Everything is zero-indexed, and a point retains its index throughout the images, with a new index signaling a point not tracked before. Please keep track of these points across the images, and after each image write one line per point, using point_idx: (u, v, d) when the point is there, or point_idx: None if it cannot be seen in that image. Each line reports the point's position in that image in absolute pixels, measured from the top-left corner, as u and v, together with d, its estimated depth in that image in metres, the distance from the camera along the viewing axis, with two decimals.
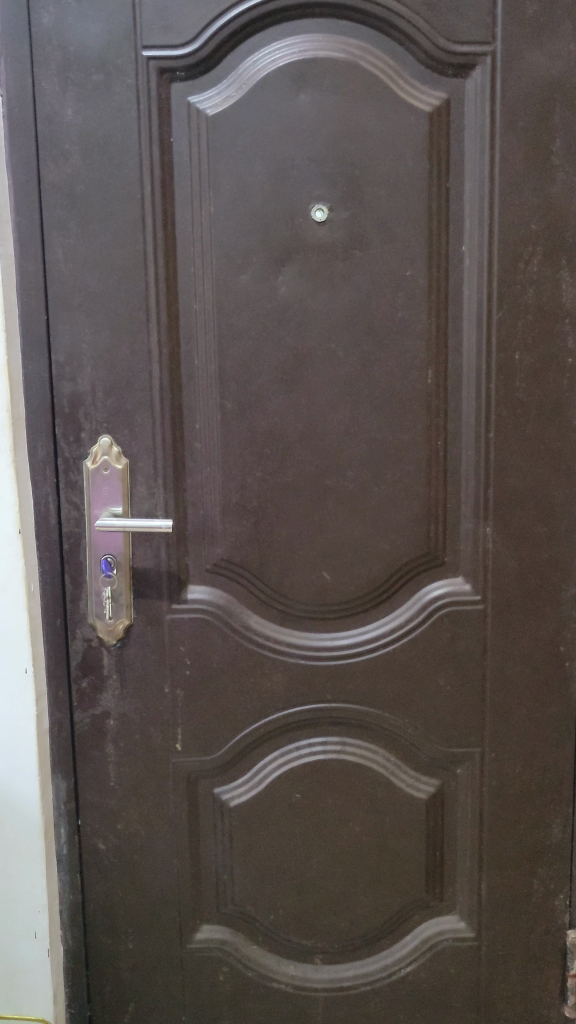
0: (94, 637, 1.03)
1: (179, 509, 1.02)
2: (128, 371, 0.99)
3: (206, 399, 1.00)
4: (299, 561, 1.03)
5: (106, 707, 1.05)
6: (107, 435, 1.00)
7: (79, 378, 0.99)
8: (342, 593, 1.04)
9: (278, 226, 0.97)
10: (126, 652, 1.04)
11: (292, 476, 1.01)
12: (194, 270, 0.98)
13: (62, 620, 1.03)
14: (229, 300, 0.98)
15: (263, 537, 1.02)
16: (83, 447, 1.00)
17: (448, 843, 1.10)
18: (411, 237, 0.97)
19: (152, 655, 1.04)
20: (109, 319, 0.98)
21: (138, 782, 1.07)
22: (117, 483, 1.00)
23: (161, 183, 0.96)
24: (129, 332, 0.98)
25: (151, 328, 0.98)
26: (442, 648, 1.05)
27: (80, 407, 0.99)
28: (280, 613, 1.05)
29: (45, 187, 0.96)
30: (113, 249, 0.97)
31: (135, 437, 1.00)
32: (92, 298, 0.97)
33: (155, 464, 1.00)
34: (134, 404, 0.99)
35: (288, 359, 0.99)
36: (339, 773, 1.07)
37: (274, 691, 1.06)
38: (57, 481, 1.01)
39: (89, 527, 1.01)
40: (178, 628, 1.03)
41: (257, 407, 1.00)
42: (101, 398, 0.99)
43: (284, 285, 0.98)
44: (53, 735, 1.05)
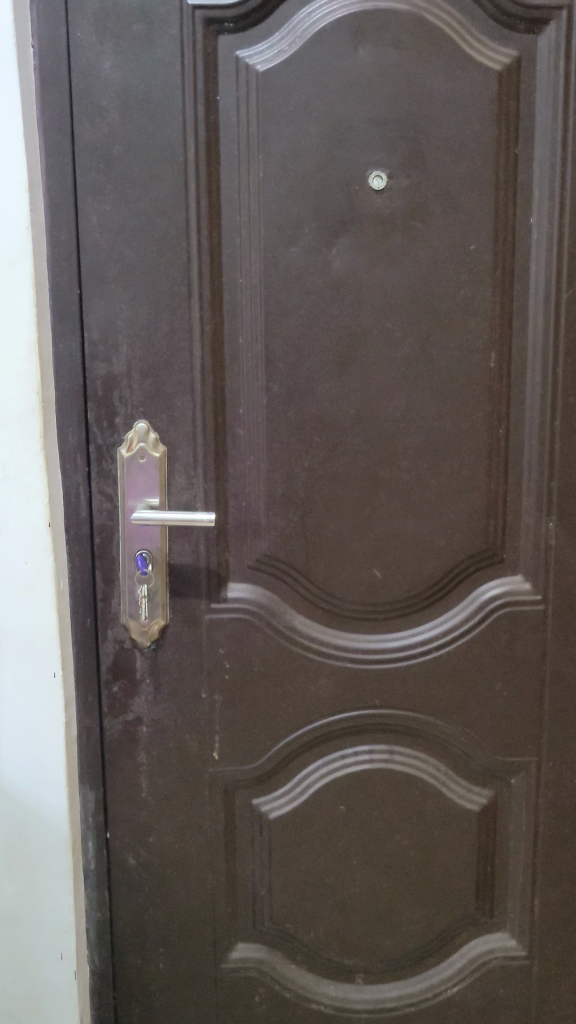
0: (127, 638, 0.96)
1: (220, 501, 0.94)
2: (166, 352, 0.91)
3: (250, 382, 0.92)
4: (348, 558, 0.96)
5: (138, 712, 0.98)
6: (144, 420, 0.92)
7: (114, 359, 0.91)
8: (393, 592, 0.97)
9: (333, 194, 0.89)
10: (161, 655, 0.97)
11: (343, 466, 0.94)
12: (240, 242, 0.90)
13: (92, 620, 0.95)
14: (279, 275, 0.90)
15: (310, 532, 0.95)
16: (117, 433, 0.93)
17: (500, 857, 1.03)
18: (476, 208, 0.90)
19: (189, 656, 0.97)
20: (147, 295, 0.90)
21: (171, 793, 1.00)
22: (154, 473, 0.93)
23: (205, 146, 0.88)
24: (169, 310, 0.90)
25: (193, 305, 0.90)
26: (499, 651, 0.98)
27: (114, 390, 0.92)
28: (327, 613, 0.97)
29: (79, 149, 0.87)
30: (153, 218, 0.89)
31: (173, 423, 0.92)
32: (130, 272, 0.90)
33: (195, 453, 0.93)
34: (173, 387, 0.92)
35: (340, 339, 0.91)
36: (387, 783, 1.01)
37: (318, 696, 0.99)
38: (89, 471, 0.93)
39: (123, 519, 0.93)
40: (216, 628, 0.96)
41: (306, 392, 0.92)
42: (137, 380, 0.92)
43: (338, 259, 0.90)
44: (81, 743, 0.97)
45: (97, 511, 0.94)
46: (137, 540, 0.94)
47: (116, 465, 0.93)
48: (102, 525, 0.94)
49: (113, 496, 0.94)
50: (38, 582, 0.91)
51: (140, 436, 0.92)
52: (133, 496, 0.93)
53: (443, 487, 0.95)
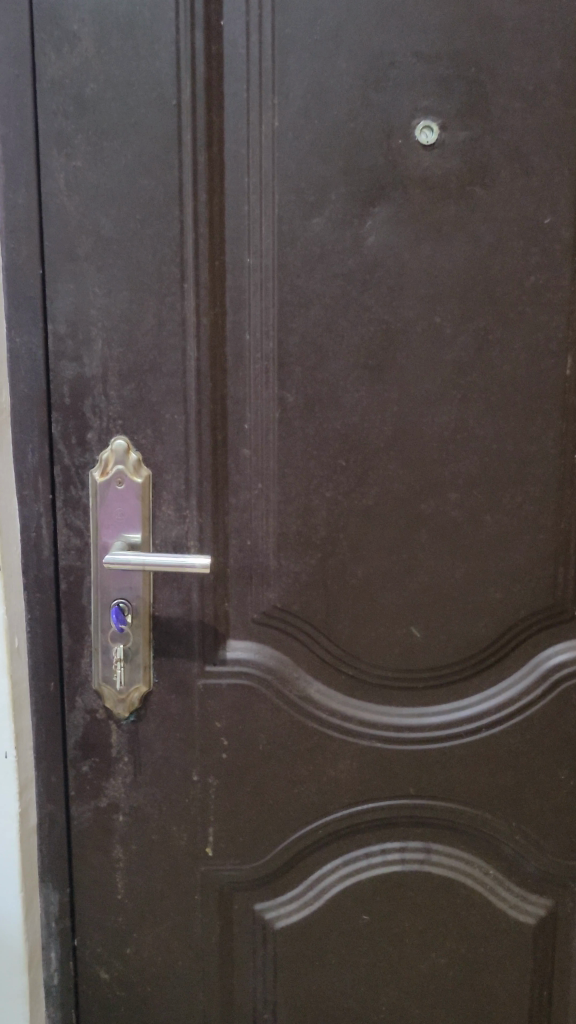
0: (100, 708, 0.77)
1: (218, 540, 0.75)
2: (152, 350, 0.71)
3: (259, 390, 0.73)
4: (379, 613, 0.76)
5: (113, 798, 0.79)
6: (123, 436, 0.73)
7: (87, 359, 0.72)
8: (435, 656, 0.77)
9: (368, 150, 0.69)
10: (142, 729, 0.77)
11: (374, 499, 0.74)
12: (249, 209, 0.70)
13: (57, 684, 0.76)
14: (297, 254, 0.70)
15: (332, 579, 0.75)
16: (89, 451, 0.73)
17: (559, 980, 0.84)
18: (553, 170, 0.69)
19: (177, 731, 0.78)
20: (128, 277, 0.70)
21: (154, 897, 0.80)
22: (135, 502, 0.73)
23: (205, 84, 0.68)
24: (156, 297, 0.71)
25: (187, 291, 0.71)
26: (565, 732, 0.78)
27: (86, 398, 0.72)
28: (350, 680, 0.78)
29: (42, 88, 0.68)
30: (136, 179, 0.69)
31: (160, 441, 0.73)
32: (107, 247, 0.70)
33: (187, 479, 0.73)
34: (160, 395, 0.72)
35: (375, 337, 0.72)
36: (422, 889, 0.81)
37: (339, 781, 0.79)
38: (53, 498, 0.74)
39: (96, 560, 0.74)
40: (212, 697, 0.77)
41: (329, 403, 0.72)
42: (115, 386, 0.72)
43: (373, 233, 0.70)
44: (43, 833, 0.79)
45: (63, 549, 0.74)
46: (112, 586, 0.74)
47: (87, 492, 0.74)
48: (69, 567, 0.75)
49: (83, 532, 0.74)
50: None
51: (118, 455, 0.73)
52: (108, 532, 0.74)
53: (501, 526, 0.75)
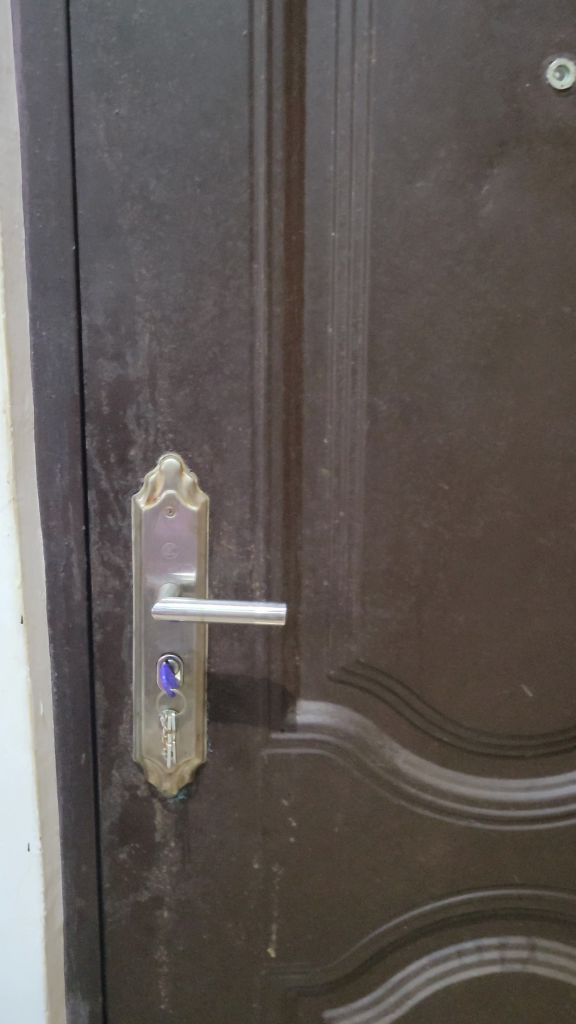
0: (141, 785, 0.63)
1: (288, 580, 0.61)
2: (213, 346, 0.57)
3: (343, 397, 0.59)
4: (484, 668, 0.63)
5: (157, 890, 0.65)
6: (175, 455, 0.59)
7: (130, 357, 0.57)
8: (549, 720, 0.64)
9: (487, 97, 0.55)
10: (193, 808, 0.64)
11: (481, 530, 0.60)
12: (335, 171, 0.56)
13: (90, 756, 0.62)
14: (395, 227, 0.56)
15: (428, 629, 0.62)
16: (131, 473, 0.59)
17: None
18: None
19: (235, 811, 0.64)
20: (184, 256, 0.56)
21: (204, 1007, 0.67)
22: (188, 536, 0.59)
23: (285, 10, 0.53)
24: (218, 281, 0.56)
25: (257, 274, 0.56)
26: None
27: (128, 406, 0.58)
28: (445, 748, 0.64)
29: (77, 13, 0.53)
30: (196, 131, 0.55)
31: (220, 459, 0.59)
32: (158, 218, 0.56)
33: (253, 507, 0.59)
34: (222, 403, 0.58)
35: (488, 331, 0.58)
36: (526, 995, 0.68)
37: (430, 868, 0.66)
38: (87, 531, 0.59)
39: (139, 607, 0.60)
40: (278, 770, 0.63)
41: (430, 412, 0.59)
42: (164, 391, 0.58)
43: (490, 201, 0.56)
44: (71, 933, 0.65)
45: (98, 592, 0.60)
46: (159, 639, 0.60)
47: (127, 523, 0.59)
48: (105, 614, 0.61)
49: (123, 571, 0.60)
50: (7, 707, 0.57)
51: (169, 477, 0.59)
52: (155, 572, 0.59)
53: None
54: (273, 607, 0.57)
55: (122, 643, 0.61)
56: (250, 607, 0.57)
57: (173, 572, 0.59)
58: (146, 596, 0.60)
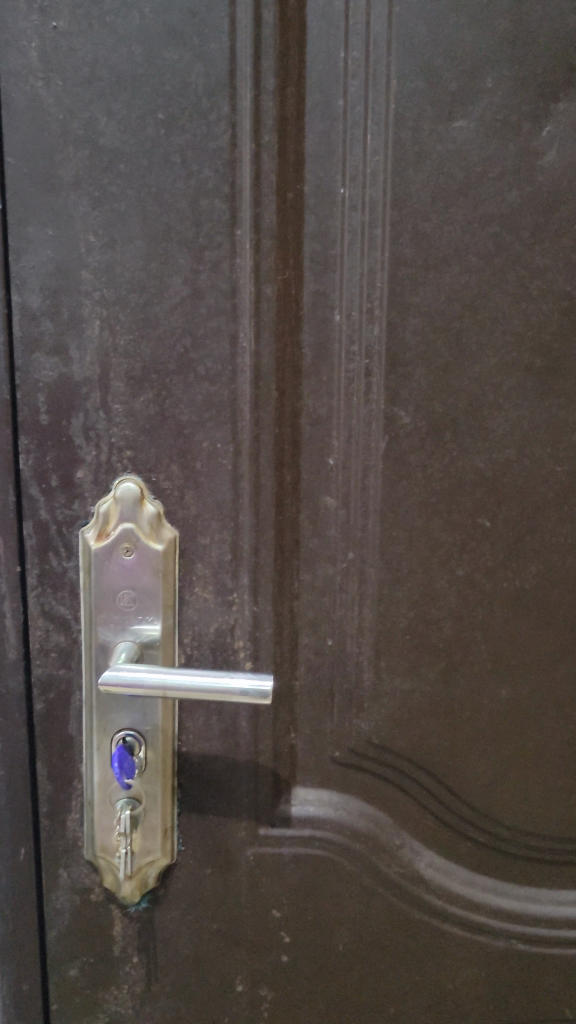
0: (96, 887, 0.50)
1: (281, 638, 0.48)
2: (182, 337, 0.44)
3: (354, 405, 0.45)
4: (532, 754, 0.49)
5: (115, 1015, 0.52)
6: (135, 479, 0.45)
7: (76, 351, 0.44)
8: None
9: (551, 5, 0.41)
10: (160, 918, 0.50)
11: (532, 580, 0.46)
12: (346, 106, 0.42)
13: (31, 850, 0.50)
14: (425, 181, 0.42)
15: (460, 703, 0.48)
16: (78, 500, 0.45)
17: None
18: None
19: (213, 923, 0.51)
20: (145, 218, 0.43)
21: None
22: (149, 583, 0.45)
23: None
24: (190, 252, 0.43)
25: (241, 242, 0.43)
26: None
27: (74, 414, 0.44)
28: (479, 850, 0.51)
29: None
30: (159, 51, 0.41)
31: (193, 484, 0.45)
32: (109, 167, 0.42)
33: (235, 545, 0.46)
34: (195, 411, 0.45)
35: (546, 321, 0.44)
36: None
37: (461, 1001, 0.52)
38: (23, 575, 0.46)
39: (90, 671, 0.47)
40: (268, 873, 0.50)
41: (468, 427, 0.45)
42: (120, 396, 0.44)
43: (551, 148, 0.42)
44: None
45: (39, 650, 0.47)
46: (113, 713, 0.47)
47: (74, 563, 0.46)
48: (47, 676, 0.48)
49: (69, 625, 0.47)
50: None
51: (126, 507, 0.45)
52: (109, 629, 0.46)
53: None
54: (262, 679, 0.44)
55: (68, 715, 0.48)
56: (233, 679, 0.44)
57: (132, 628, 0.46)
58: (97, 659, 0.47)
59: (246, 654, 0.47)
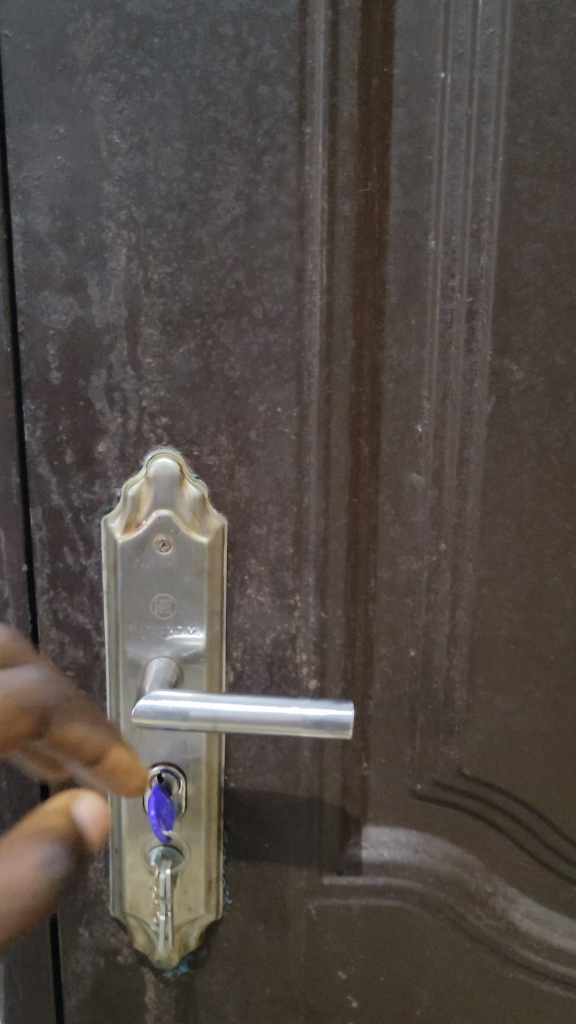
0: (124, 949, 0.41)
1: (353, 649, 0.38)
2: (234, 270, 0.34)
3: (451, 357, 0.35)
4: None
5: None
6: (173, 455, 0.35)
7: (96, 289, 0.34)
8: None
9: None
10: (201, 985, 0.42)
11: None
12: None
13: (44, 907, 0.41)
14: (555, 61, 0.32)
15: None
16: (100, 481, 0.36)
17: None
18: None
19: (266, 991, 0.42)
20: (185, 111, 0.32)
21: None
22: (191, 587, 0.36)
23: None
24: (244, 157, 0.33)
25: (312, 144, 0.33)
26: None
27: (94, 371, 0.35)
28: None
29: None
30: None
31: (246, 460, 0.36)
32: (139, 44, 0.32)
33: (297, 536, 0.36)
34: (249, 367, 0.35)
35: None
36: None
37: None
38: (31, 573, 0.37)
39: (116, 695, 0.38)
40: (332, 928, 0.41)
41: None
42: (153, 347, 0.34)
43: None
44: None
45: None
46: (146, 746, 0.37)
47: (94, 561, 0.36)
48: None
49: (89, 638, 0.37)
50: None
51: (161, 492, 0.35)
52: (141, 644, 0.37)
53: None
54: (337, 706, 0.34)
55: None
56: (300, 706, 0.34)
57: (170, 643, 0.37)
58: (126, 682, 0.37)
59: (312, 672, 0.38)
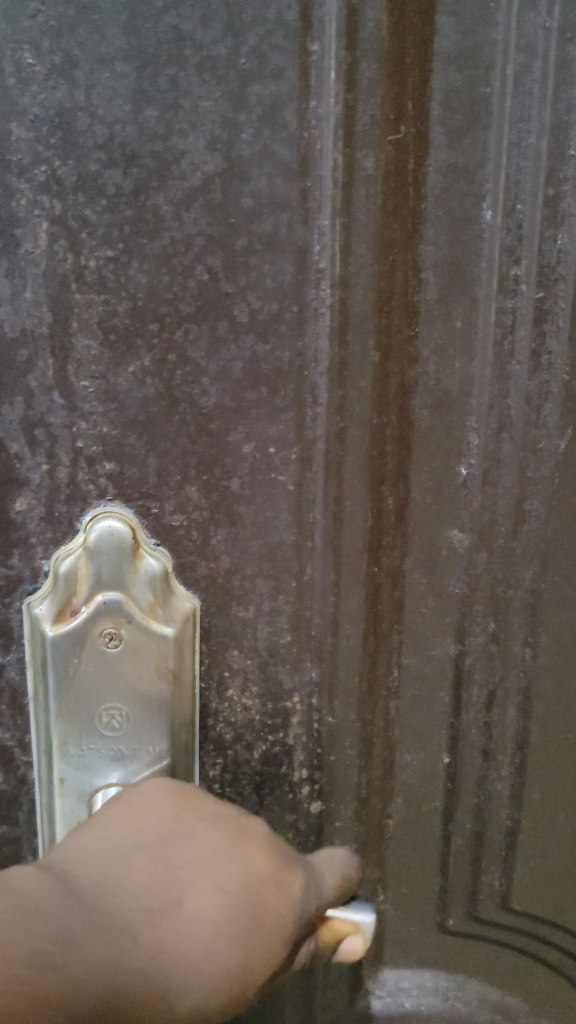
0: None
1: (370, 761, 0.29)
2: (206, 253, 0.23)
3: (511, 373, 0.26)
4: None
5: None
6: (124, 516, 0.25)
7: (5, 283, 0.23)
8: None
9: None
10: None
11: None
12: None
13: None
14: None
15: None
16: (20, 550, 0.25)
17: None
18: None
19: None
20: (132, 16, 0.22)
21: None
22: (150, 694, 0.26)
23: None
24: (220, 86, 0.22)
25: (319, 69, 0.22)
26: None
27: (6, 400, 0.24)
28: None
29: None
30: None
31: (225, 519, 0.25)
32: None
33: (297, 620, 0.27)
34: (230, 390, 0.24)
35: None
36: None
37: None
38: None
39: (46, 834, 0.28)
40: None
41: None
42: (91, 364, 0.24)
43: None
44: None
45: None
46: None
47: (14, 660, 0.26)
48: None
49: (10, 760, 0.27)
50: (201, 933, 0.20)
51: (107, 569, 0.25)
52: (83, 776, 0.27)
53: None
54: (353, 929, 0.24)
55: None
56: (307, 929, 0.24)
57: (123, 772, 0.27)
58: (61, 824, 0.27)
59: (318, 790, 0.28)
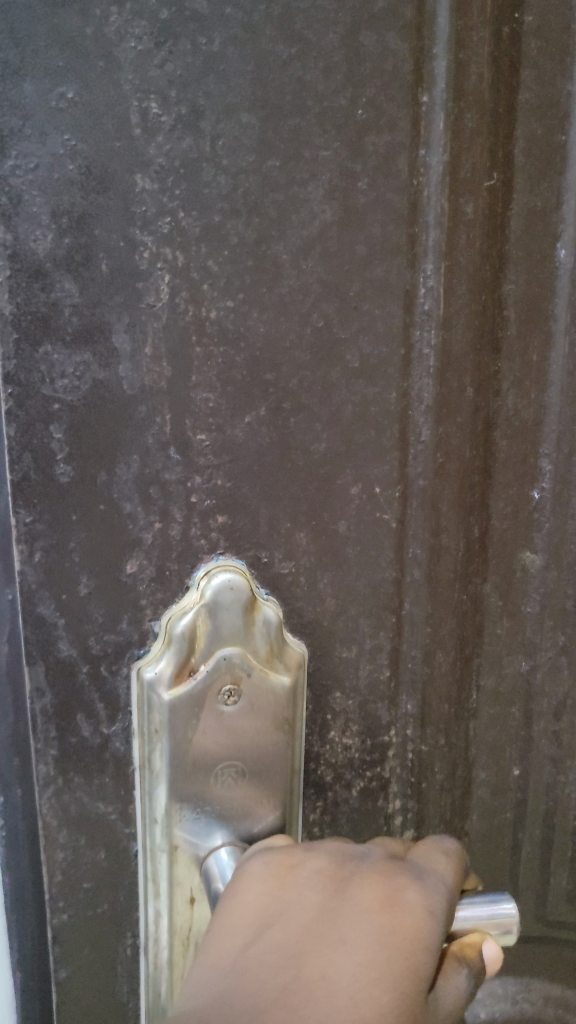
0: None
1: (453, 783, 0.29)
2: (322, 302, 0.23)
3: None
4: None
5: None
6: (238, 569, 0.25)
7: (125, 341, 0.22)
8: None
9: None
10: None
11: None
12: None
13: None
14: None
15: None
16: (129, 614, 0.24)
17: None
18: None
19: None
20: (259, 67, 0.22)
21: None
22: (268, 747, 0.26)
23: None
24: (339, 138, 0.23)
25: (428, 121, 0.23)
26: None
27: (121, 460, 0.23)
28: None
29: None
30: None
31: (332, 562, 0.26)
32: None
33: (395, 654, 0.27)
34: (341, 436, 0.25)
35: None
36: None
37: None
38: (34, 762, 0.25)
39: (150, 905, 0.27)
40: None
41: None
42: (209, 417, 0.23)
43: None
44: None
45: (62, 888, 0.26)
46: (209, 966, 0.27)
47: (120, 731, 0.25)
48: (70, 932, 0.26)
49: (112, 836, 0.26)
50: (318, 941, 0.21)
51: (226, 621, 0.25)
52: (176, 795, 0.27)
53: None
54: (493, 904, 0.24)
55: (112, 978, 0.27)
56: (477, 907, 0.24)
57: (236, 823, 0.26)
58: (173, 887, 0.26)
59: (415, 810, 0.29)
